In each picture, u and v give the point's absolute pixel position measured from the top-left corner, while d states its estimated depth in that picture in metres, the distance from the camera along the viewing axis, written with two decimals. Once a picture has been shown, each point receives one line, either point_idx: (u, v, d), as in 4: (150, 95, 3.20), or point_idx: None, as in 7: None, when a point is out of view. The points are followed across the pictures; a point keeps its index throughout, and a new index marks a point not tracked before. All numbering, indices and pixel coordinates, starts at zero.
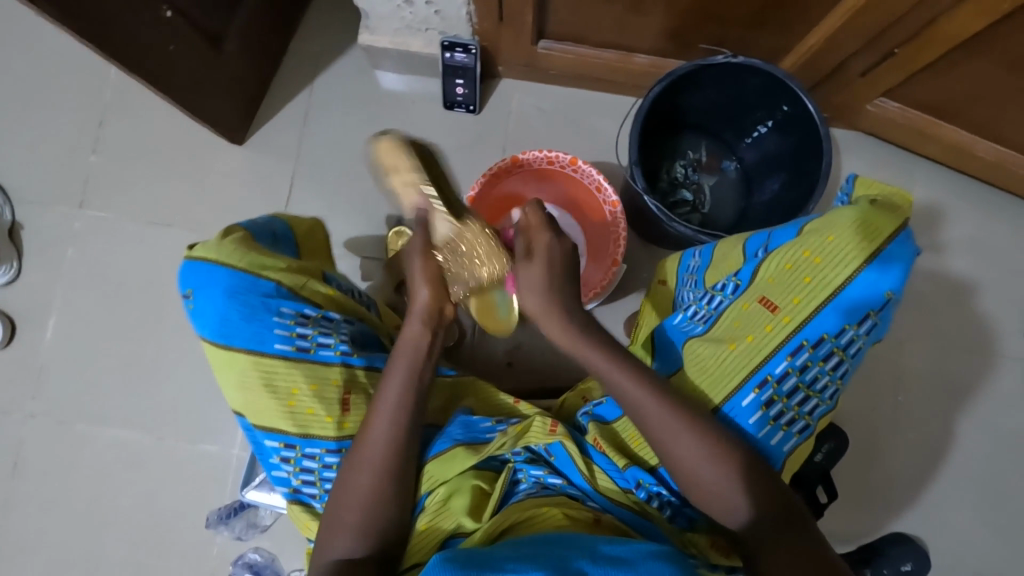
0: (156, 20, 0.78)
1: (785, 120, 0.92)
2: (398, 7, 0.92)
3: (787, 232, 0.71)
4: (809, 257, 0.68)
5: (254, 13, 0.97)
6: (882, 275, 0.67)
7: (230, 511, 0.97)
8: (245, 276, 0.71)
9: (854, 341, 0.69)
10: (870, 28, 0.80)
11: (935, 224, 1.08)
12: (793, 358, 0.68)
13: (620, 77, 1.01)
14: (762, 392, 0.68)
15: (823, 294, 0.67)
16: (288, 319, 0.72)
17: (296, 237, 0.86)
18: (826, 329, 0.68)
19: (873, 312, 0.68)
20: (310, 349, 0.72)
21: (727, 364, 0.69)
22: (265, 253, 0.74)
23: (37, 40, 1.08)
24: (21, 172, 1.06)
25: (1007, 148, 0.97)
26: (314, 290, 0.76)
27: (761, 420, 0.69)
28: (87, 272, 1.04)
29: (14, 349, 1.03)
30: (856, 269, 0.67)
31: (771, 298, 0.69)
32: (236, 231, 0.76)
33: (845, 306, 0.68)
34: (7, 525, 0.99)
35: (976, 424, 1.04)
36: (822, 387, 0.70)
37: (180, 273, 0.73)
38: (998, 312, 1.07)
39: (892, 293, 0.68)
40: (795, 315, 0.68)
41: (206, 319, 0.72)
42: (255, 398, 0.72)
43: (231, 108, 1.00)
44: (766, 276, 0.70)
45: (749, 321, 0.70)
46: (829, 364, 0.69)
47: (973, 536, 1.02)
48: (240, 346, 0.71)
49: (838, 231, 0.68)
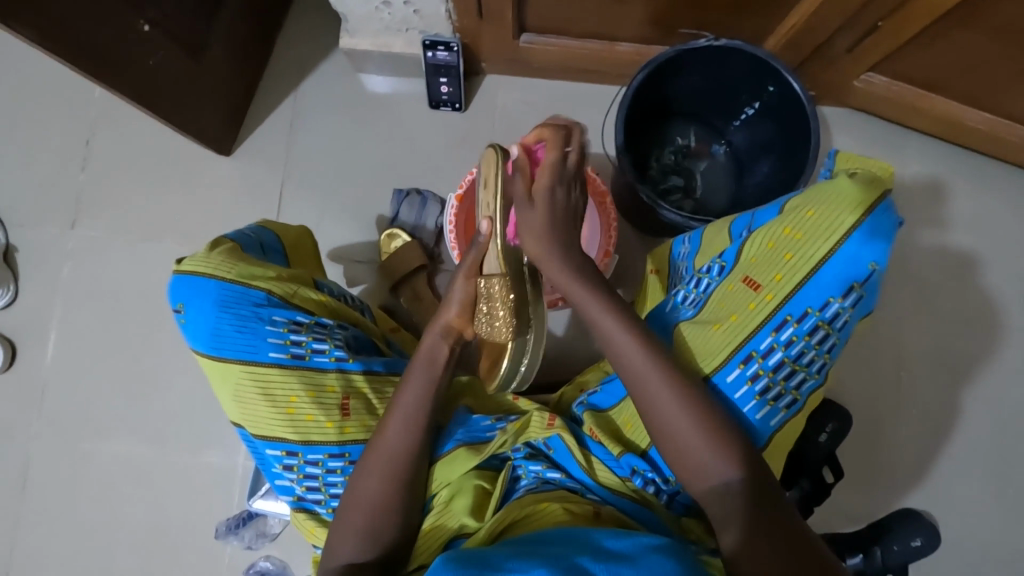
0: (134, 36, 0.78)
1: (773, 101, 0.91)
2: (377, 8, 0.91)
3: (769, 211, 0.73)
4: (789, 233, 0.69)
5: (235, 23, 0.97)
6: (865, 246, 0.67)
7: (240, 520, 0.98)
8: (234, 286, 0.72)
9: (840, 315, 0.69)
10: (852, 4, 0.80)
11: (929, 197, 1.07)
12: (778, 333, 0.68)
13: (604, 67, 1.01)
14: (748, 367, 0.69)
15: (805, 269, 0.68)
16: (280, 327, 0.72)
17: (284, 247, 0.85)
18: (809, 303, 0.68)
19: (858, 285, 0.68)
20: (305, 356, 0.72)
21: (712, 342, 0.69)
22: (254, 264, 0.75)
23: (21, 61, 1.08)
24: (12, 195, 1.06)
25: (998, 116, 0.96)
26: (305, 297, 0.76)
27: (746, 395, 0.69)
28: (83, 291, 1.05)
29: (16, 371, 1.03)
30: (837, 242, 0.67)
31: (754, 277, 0.70)
32: (224, 243, 0.77)
33: (827, 279, 0.68)
34: (19, 546, 1.00)
35: (980, 396, 1.04)
36: (809, 362, 0.70)
37: (171, 288, 0.74)
38: (997, 283, 1.06)
39: (877, 265, 0.67)
40: (778, 291, 0.68)
41: (199, 332, 0.73)
42: (254, 407, 0.72)
43: (217, 119, 0.99)
44: (749, 256, 0.71)
45: (733, 300, 0.70)
46: (815, 338, 0.69)
47: (982, 508, 1.01)
48: (232, 357, 0.72)
49: (817, 206, 0.69)
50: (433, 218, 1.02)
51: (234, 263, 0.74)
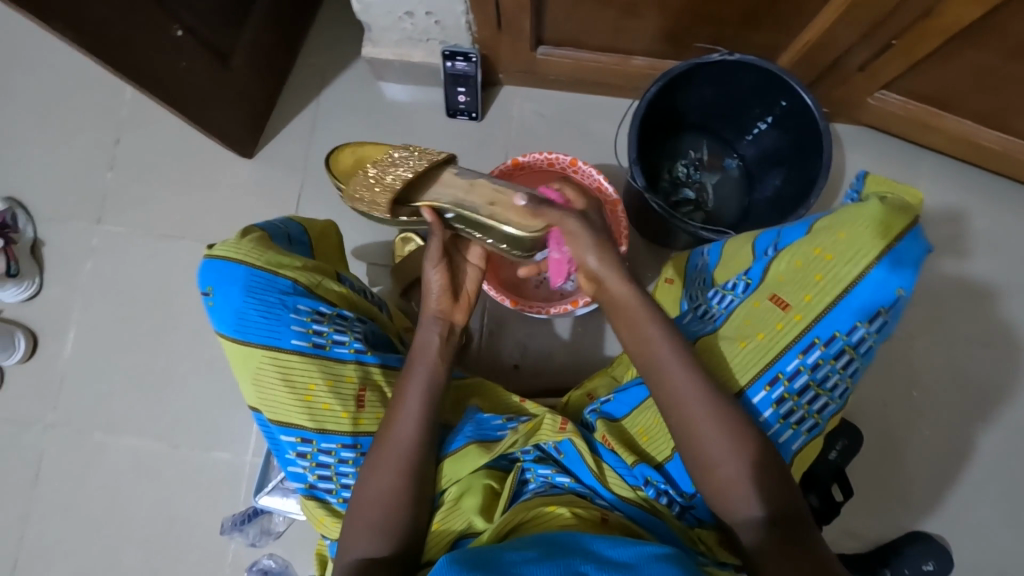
0: (166, 38, 0.81)
1: (784, 115, 0.92)
2: (399, 18, 0.94)
3: (797, 229, 0.72)
4: (820, 254, 0.69)
5: (263, 31, 1.00)
6: (894, 272, 0.67)
7: (245, 517, 0.99)
8: (263, 274, 0.73)
9: (865, 340, 0.68)
10: (866, 22, 0.81)
11: (942, 217, 1.07)
12: (805, 355, 0.68)
13: (619, 80, 1.03)
14: (773, 390, 0.68)
15: (835, 290, 0.67)
16: (304, 316, 0.74)
17: (309, 238, 0.87)
18: (838, 327, 0.68)
19: (884, 310, 0.68)
20: (326, 345, 0.74)
21: (737, 363, 0.69)
22: (282, 254, 0.77)
23: (57, 64, 1.13)
24: (40, 192, 1.10)
25: (1013, 136, 0.96)
26: (328, 289, 0.78)
27: (772, 417, 0.68)
28: (104, 285, 1.07)
29: (35, 362, 1.06)
30: (868, 265, 0.66)
31: (782, 296, 0.70)
32: (254, 232, 0.78)
33: (855, 303, 0.67)
34: (28, 534, 1.01)
35: (994, 418, 1.02)
36: (832, 387, 0.69)
37: (200, 271, 0.74)
38: (1013, 304, 1.05)
39: (903, 290, 0.67)
40: (806, 312, 0.68)
41: (225, 316, 0.73)
42: (272, 392, 0.73)
43: (241, 123, 1.03)
44: (777, 275, 0.71)
45: (760, 318, 0.70)
46: (840, 362, 0.69)
47: (996, 534, 0.99)
48: (256, 341, 0.73)
49: (849, 228, 0.68)
50: None
51: (263, 251, 0.75)
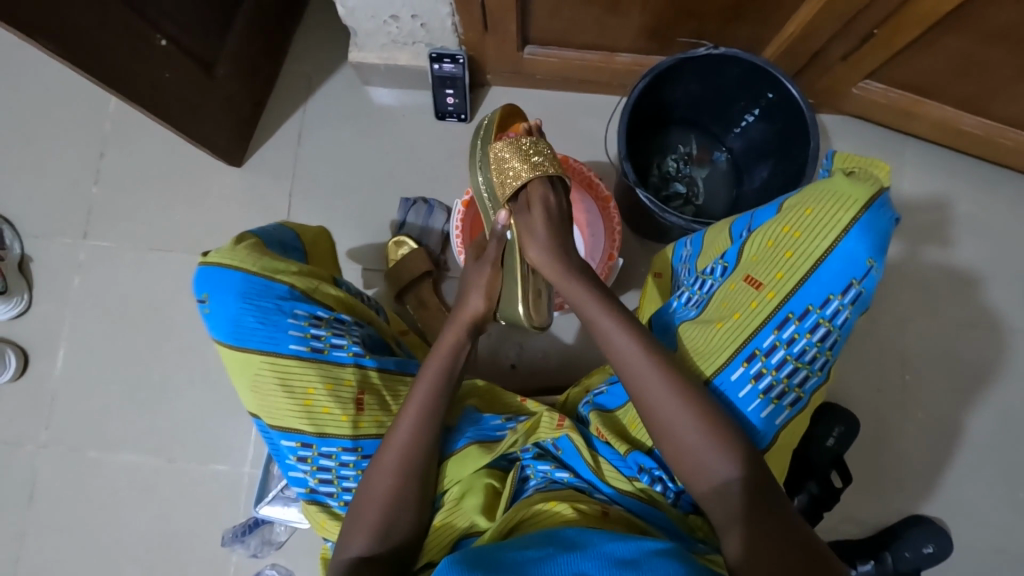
0: (149, 48, 0.80)
1: (770, 107, 0.93)
2: (384, 22, 0.94)
3: (768, 210, 0.73)
4: (788, 232, 0.69)
5: (247, 39, 1.00)
6: (862, 242, 0.67)
7: (246, 528, 0.98)
8: (259, 279, 0.73)
9: (840, 312, 0.68)
10: (847, 11, 0.82)
11: (929, 205, 1.08)
12: (780, 331, 0.68)
13: (605, 77, 1.03)
14: (751, 366, 0.68)
15: (805, 266, 0.68)
16: (302, 321, 0.73)
17: (303, 245, 0.87)
18: (811, 301, 0.68)
19: (857, 281, 0.67)
20: (324, 349, 0.73)
21: (715, 341, 0.69)
22: (276, 259, 0.76)
23: (39, 78, 1.12)
24: (25, 208, 1.08)
25: (994, 121, 0.98)
26: (325, 293, 0.77)
27: (750, 394, 0.69)
28: (94, 300, 1.06)
29: (25, 379, 1.04)
30: (835, 239, 0.67)
31: (755, 276, 0.70)
32: (248, 237, 0.78)
33: (827, 276, 0.68)
34: (24, 553, 1.00)
35: (986, 399, 1.04)
36: (812, 359, 0.69)
37: (195, 278, 0.74)
38: (1000, 287, 1.06)
39: (873, 261, 0.67)
40: (779, 289, 0.68)
41: (221, 322, 0.73)
42: (271, 398, 0.72)
43: (228, 132, 1.02)
44: (750, 256, 0.71)
45: (735, 299, 0.70)
46: (817, 335, 0.68)
47: (991, 514, 1.00)
48: (254, 347, 0.72)
49: (814, 204, 0.69)
50: (439, 225, 1.05)
51: (259, 256, 0.74)
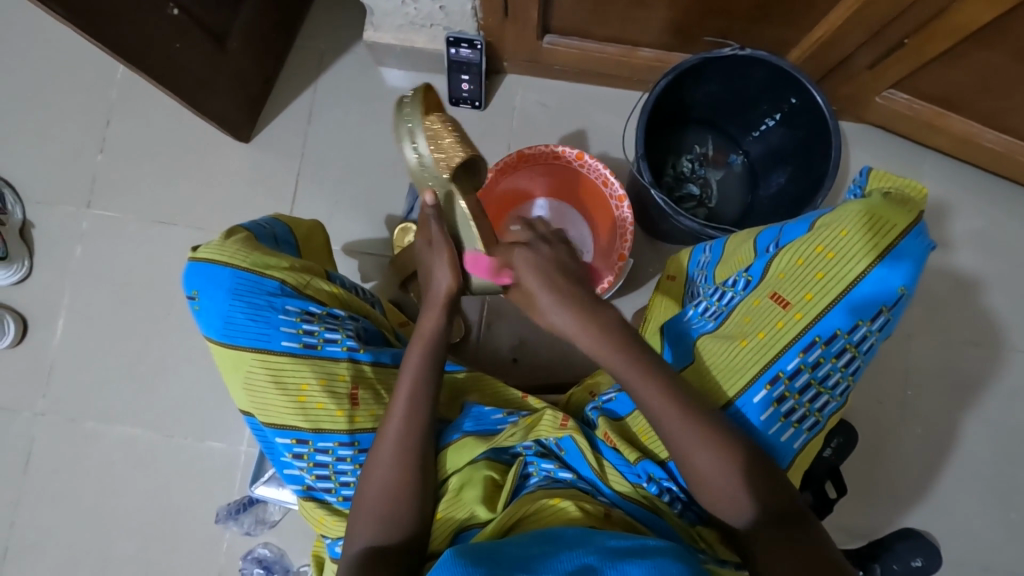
0: (160, 19, 0.78)
1: (793, 112, 0.91)
2: (402, 3, 0.92)
3: (798, 226, 0.71)
4: (821, 253, 0.68)
5: (260, 11, 0.97)
6: (896, 272, 0.67)
7: (241, 505, 0.99)
8: (249, 276, 0.72)
9: (866, 338, 0.69)
10: (880, 18, 0.79)
11: (943, 220, 1.07)
12: (805, 354, 0.68)
13: (625, 72, 1.01)
14: (774, 389, 0.68)
15: (836, 290, 0.67)
16: (293, 317, 0.73)
17: (296, 239, 0.86)
18: (839, 326, 0.68)
19: (886, 308, 0.68)
20: (317, 345, 0.73)
21: (738, 361, 0.68)
22: (268, 254, 0.76)
23: (44, 41, 1.09)
24: (28, 174, 1.07)
25: (1016, 139, 0.96)
26: (317, 289, 0.77)
27: (772, 416, 0.68)
28: (94, 271, 1.05)
29: (23, 347, 1.04)
30: (869, 264, 0.67)
31: (782, 294, 0.69)
32: (239, 231, 0.77)
33: (858, 302, 0.67)
34: (17, 520, 1.00)
35: (986, 416, 1.03)
36: (834, 384, 0.70)
37: (185, 274, 0.74)
38: (1008, 305, 1.06)
39: (905, 289, 0.68)
40: (807, 311, 0.68)
41: (212, 319, 0.73)
42: (264, 396, 0.72)
43: (238, 106, 1.00)
44: (777, 272, 0.70)
45: (759, 317, 0.69)
46: (842, 360, 0.69)
47: (982, 531, 1.01)
48: (245, 344, 0.72)
49: (850, 226, 0.67)
50: None
51: (250, 252, 0.74)
